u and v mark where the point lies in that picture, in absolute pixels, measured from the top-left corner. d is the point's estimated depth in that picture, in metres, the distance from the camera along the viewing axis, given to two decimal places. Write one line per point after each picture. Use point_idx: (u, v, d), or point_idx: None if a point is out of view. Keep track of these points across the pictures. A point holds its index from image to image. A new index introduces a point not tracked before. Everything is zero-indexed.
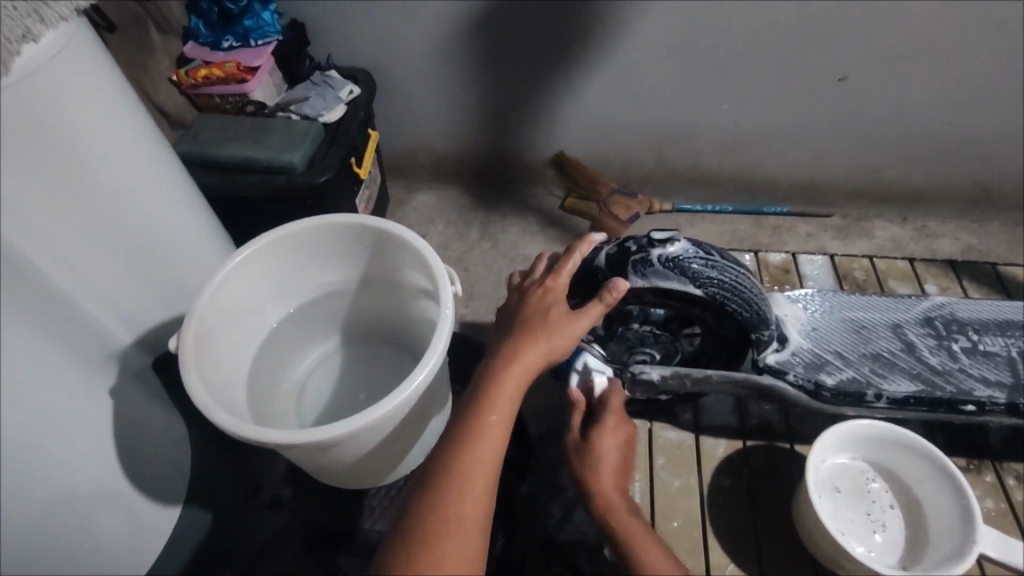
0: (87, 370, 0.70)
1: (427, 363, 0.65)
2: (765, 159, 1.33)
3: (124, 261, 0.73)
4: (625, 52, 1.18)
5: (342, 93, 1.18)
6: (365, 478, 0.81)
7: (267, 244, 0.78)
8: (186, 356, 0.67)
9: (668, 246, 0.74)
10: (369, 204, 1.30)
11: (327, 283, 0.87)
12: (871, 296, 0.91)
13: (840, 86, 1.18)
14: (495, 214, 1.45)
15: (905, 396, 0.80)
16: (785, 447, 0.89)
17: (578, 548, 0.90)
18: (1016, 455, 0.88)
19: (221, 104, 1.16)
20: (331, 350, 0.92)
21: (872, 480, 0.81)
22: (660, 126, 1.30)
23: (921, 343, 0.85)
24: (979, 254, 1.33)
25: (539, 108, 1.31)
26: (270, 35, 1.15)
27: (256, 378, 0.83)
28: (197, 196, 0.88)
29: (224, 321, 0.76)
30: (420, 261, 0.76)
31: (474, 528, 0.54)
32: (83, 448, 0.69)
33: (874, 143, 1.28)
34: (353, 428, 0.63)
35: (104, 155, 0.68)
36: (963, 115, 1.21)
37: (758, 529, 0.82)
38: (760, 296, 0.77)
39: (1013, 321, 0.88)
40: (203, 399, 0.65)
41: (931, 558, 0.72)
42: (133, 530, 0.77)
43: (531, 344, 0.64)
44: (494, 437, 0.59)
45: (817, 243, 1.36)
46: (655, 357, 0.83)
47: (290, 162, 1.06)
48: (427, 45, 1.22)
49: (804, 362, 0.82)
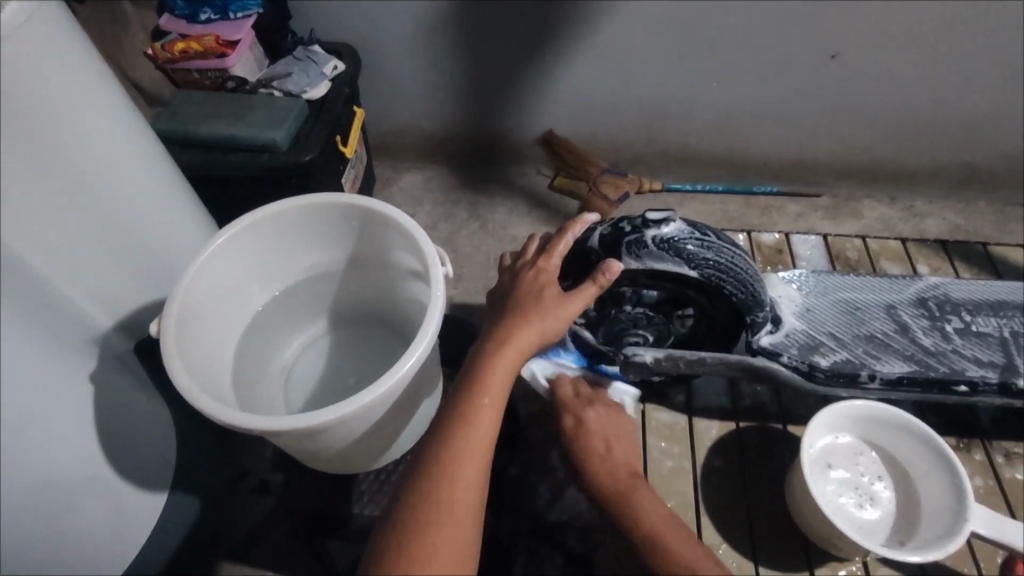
0: (67, 355, 0.69)
1: (418, 347, 0.64)
2: (757, 138, 1.32)
3: (103, 242, 0.70)
4: (613, 28, 1.15)
5: (326, 69, 1.14)
6: (356, 462, 0.80)
7: (250, 224, 0.75)
8: (168, 341, 0.65)
9: (663, 227, 0.72)
10: (356, 183, 1.27)
11: (312, 264, 0.84)
12: (866, 276, 0.91)
13: (832, 63, 1.16)
14: (483, 194, 1.43)
15: (898, 376, 0.80)
16: (778, 427, 0.89)
17: (567, 530, 0.91)
18: (1005, 433, 0.87)
19: (200, 80, 1.12)
20: (317, 334, 0.90)
21: (861, 456, 0.80)
22: (651, 104, 1.28)
23: (915, 324, 0.86)
24: (966, 234, 1.34)
25: (528, 86, 1.28)
26: (249, 9, 1.09)
27: (242, 363, 0.81)
28: (180, 177, 0.86)
29: (207, 304, 0.74)
30: (409, 241, 0.74)
31: (467, 515, 0.54)
32: (65, 434, 0.68)
33: (866, 123, 1.27)
34: (343, 412, 0.61)
35: (79, 130, 0.65)
36: (954, 93, 1.20)
37: (753, 510, 0.82)
38: (755, 278, 0.76)
39: (1007, 302, 0.88)
40: (187, 385, 0.63)
41: (924, 534, 0.72)
42: (121, 516, 0.77)
43: (523, 328, 0.62)
44: (486, 424, 0.58)
45: (807, 223, 1.36)
46: (648, 340, 0.81)
47: (274, 140, 1.03)
48: (412, 19, 1.18)
49: (799, 344, 0.82)
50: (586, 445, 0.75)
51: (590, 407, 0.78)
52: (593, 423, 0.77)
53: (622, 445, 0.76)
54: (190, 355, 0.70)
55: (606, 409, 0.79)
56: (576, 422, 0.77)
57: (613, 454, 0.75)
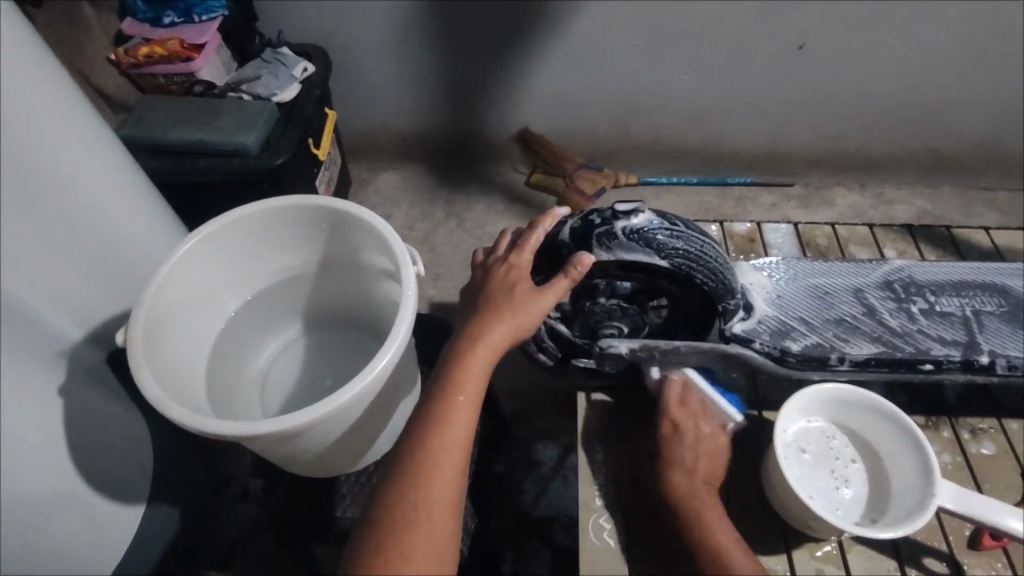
0: (32, 369, 0.67)
1: (390, 348, 0.63)
2: (729, 131, 1.33)
3: (70, 249, 0.69)
4: (583, 23, 1.15)
5: (296, 71, 1.13)
6: (334, 465, 0.79)
7: (218, 229, 0.74)
8: (135, 350, 0.64)
9: (632, 218, 0.73)
10: (330, 185, 1.26)
11: (284, 267, 0.84)
12: (834, 261, 0.93)
13: (799, 54, 1.18)
14: (461, 193, 1.42)
15: (866, 358, 0.82)
16: (754, 413, 0.88)
17: (553, 523, 0.92)
18: (970, 410, 0.89)
19: (166, 85, 1.10)
20: (292, 337, 0.89)
21: (833, 438, 0.81)
22: (623, 99, 1.29)
23: (882, 306, 0.87)
24: (933, 218, 1.37)
25: (501, 84, 1.28)
26: (214, 11, 1.08)
27: (215, 370, 0.80)
28: (147, 184, 0.84)
29: (176, 311, 0.73)
30: (381, 242, 0.73)
31: (444, 513, 0.54)
32: (34, 450, 0.66)
33: (834, 112, 1.29)
34: (317, 415, 0.61)
35: (39, 137, 0.63)
36: (917, 81, 1.22)
37: (730, 493, 0.80)
38: (725, 266, 0.78)
39: (969, 282, 0.90)
40: (157, 394, 0.62)
41: (895, 511, 0.73)
42: (96, 531, 0.75)
43: (496, 323, 0.62)
44: (461, 421, 0.58)
45: (780, 213, 1.39)
46: (622, 331, 0.81)
47: (244, 144, 1.02)
48: (381, 19, 1.17)
49: (770, 330, 0.84)
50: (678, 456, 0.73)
51: (695, 416, 0.76)
52: (691, 436, 0.75)
53: (710, 463, 0.74)
54: (161, 364, 0.69)
55: (709, 428, 0.76)
56: (674, 431, 0.75)
57: (700, 468, 0.73)
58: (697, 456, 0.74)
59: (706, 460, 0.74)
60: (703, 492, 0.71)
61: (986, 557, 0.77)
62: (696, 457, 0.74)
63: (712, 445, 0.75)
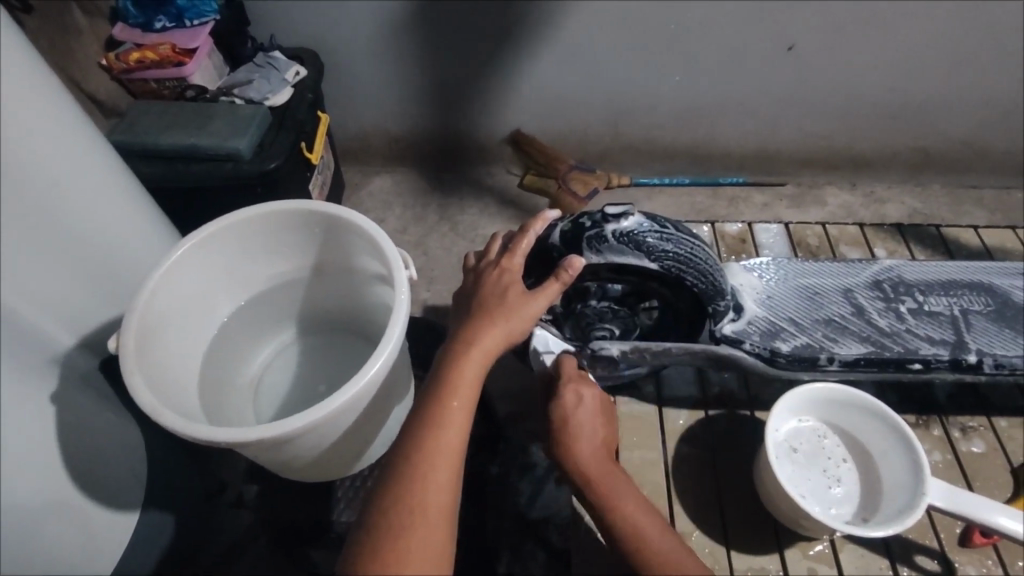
0: (24, 378, 0.66)
1: (383, 351, 0.64)
2: (721, 131, 1.34)
3: (61, 256, 0.69)
4: (574, 25, 1.16)
5: (288, 75, 1.13)
6: (329, 470, 0.79)
7: (210, 235, 0.74)
8: (128, 357, 0.64)
9: (622, 221, 0.73)
10: (323, 189, 1.26)
11: (277, 273, 0.84)
12: (823, 262, 0.93)
13: (789, 55, 1.18)
14: (454, 196, 1.43)
15: (856, 358, 0.82)
16: (746, 413, 0.88)
17: (547, 525, 0.91)
18: (959, 408, 0.90)
19: (158, 90, 1.10)
20: (286, 343, 0.90)
21: (824, 438, 0.82)
22: (615, 100, 1.29)
23: (871, 306, 0.88)
24: (924, 217, 1.38)
25: (493, 86, 1.28)
26: (206, 15, 1.08)
27: (208, 376, 0.80)
28: (140, 191, 0.84)
29: (169, 317, 0.73)
30: (373, 246, 0.74)
31: (440, 517, 0.54)
32: (26, 460, 0.66)
33: (825, 113, 1.30)
34: (311, 420, 0.61)
35: (31, 145, 0.64)
36: (906, 80, 1.23)
37: (723, 493, 0.81)
38: (715, 268, 0.78)
39: (957, 281, 0.91)
40: (150, 401, 0.61)
41: (886, 509, 0.74)
42: (90, 540, 0.74)
43: (490, 327, 0.63)
44: (456, 426, 0.58)
45: (772, 213, 1.39)
46: (614, 333, 0.82)
47: (236, 150, 1.02)
48: (373, 22, 1.17)
49: (760, 331, 0.84)
50: (576, 427, 0.72)
51: (590, 388, 0.76)
52: (588, 406, 0.74)
53: (607, 432, 0.74)
54: (153, 372, 0.69)
55: (603, 399, 0.76)
56: (574, 401, 0.74)
57: (600, 438, 0.72)
58: (594, 424, 0.73)
59: (602, 429, 0.74)
60: (602, 459, 0.70)
61: (976, 554, 0.77)
62: (594, 426, 0.73)
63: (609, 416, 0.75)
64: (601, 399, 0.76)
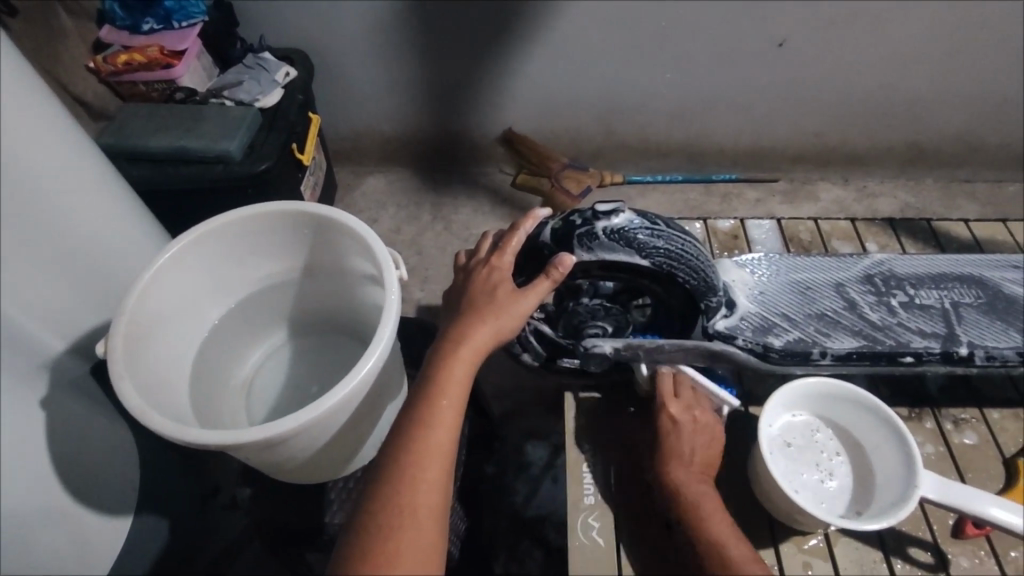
0: (13, 384, 0.66)
1: (374, 351, 0.63)
2: (713, 128, 1.34)
3: (48, 261, 0.68)
4: (565, 23, 1.15)
5: (278, 76, 1.13)
6: (321, 471, 0.79)
7: (200, 237, 0.74)
8: (116, 361, 0.63)
9: (613, 218, 0.73)
10: (316, 190, 1.25)
11: (267, 274, 0.83)
12: (815, 256, 0.94)
13: (780, 51, 1.19)
14: (447, 195, 1.42)
15: (848, 352, 0.83)
16: (740, 408, 0.88)
17: (544, 524, 0.93)
18: (951, 400, 0.90)
19: (146, 92, 1.09)
20: (277, 344, 0.89)
21: (817, 432, 0.82)
22: (607, 98, 1.29)
23: (862, 300, 0.88)
24: (916, 211, 1.39)
25: (485, 85, 1.28)
26: (194, 17, 1.09)
27: (200, 379, 0.79)
28: (130, 194, 0.84)
29: (159, 320, 0.72)
30: (364, 247, 0.73)
31: (430, 516, 0.54)
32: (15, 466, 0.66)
33: (816, 108, 1.30)
34: (303, 421, 0.60)
35: (11, 150, 0.62)
36: (896, 75, 1.23)
37: (717, 488, 0.81)
38: (706, 264, 0.78)
39: (947, 274, 0.92)
40: (138, 405, 0.61)
41: (879, 503, 0.74)
42: (82, 546, 0.74)
43: (479, 326, 0.62)
44: (445, 425, 0.57)
45: (766, 209, 1.40)
46: (606, 331, 0.81)
47: (226, 151, 1.01)
48: (363, 22, 1.17)
49: (753, 326, 0.84)
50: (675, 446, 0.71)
51: (693, 408, 0.74)
52: (689, 426, 0.73)
53: (709, 453, 0.72)
54: (143, 375, 0.68)
55: (709, 419, 0.74)
56: (674, 423, 0.73)
57: (699, 460, 0.71)
58: (696, 447, 0.72)
59: (705, 451, 0.72)
60: (698, 480, 0.69)
61: (969, 545, 0.78)
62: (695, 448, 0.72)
63: (712, 439, 0.73)
64: (706, 421, 0.74)
